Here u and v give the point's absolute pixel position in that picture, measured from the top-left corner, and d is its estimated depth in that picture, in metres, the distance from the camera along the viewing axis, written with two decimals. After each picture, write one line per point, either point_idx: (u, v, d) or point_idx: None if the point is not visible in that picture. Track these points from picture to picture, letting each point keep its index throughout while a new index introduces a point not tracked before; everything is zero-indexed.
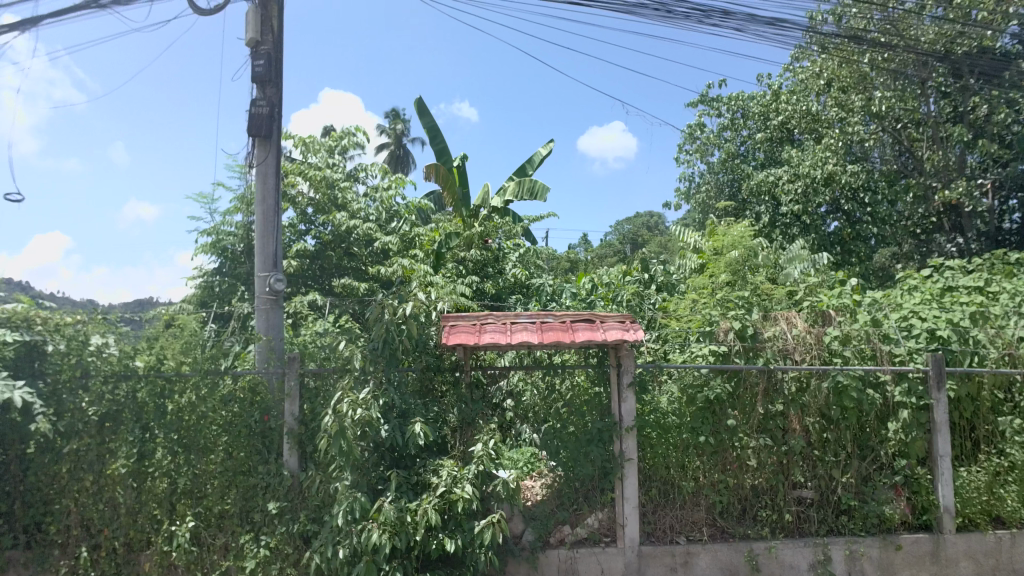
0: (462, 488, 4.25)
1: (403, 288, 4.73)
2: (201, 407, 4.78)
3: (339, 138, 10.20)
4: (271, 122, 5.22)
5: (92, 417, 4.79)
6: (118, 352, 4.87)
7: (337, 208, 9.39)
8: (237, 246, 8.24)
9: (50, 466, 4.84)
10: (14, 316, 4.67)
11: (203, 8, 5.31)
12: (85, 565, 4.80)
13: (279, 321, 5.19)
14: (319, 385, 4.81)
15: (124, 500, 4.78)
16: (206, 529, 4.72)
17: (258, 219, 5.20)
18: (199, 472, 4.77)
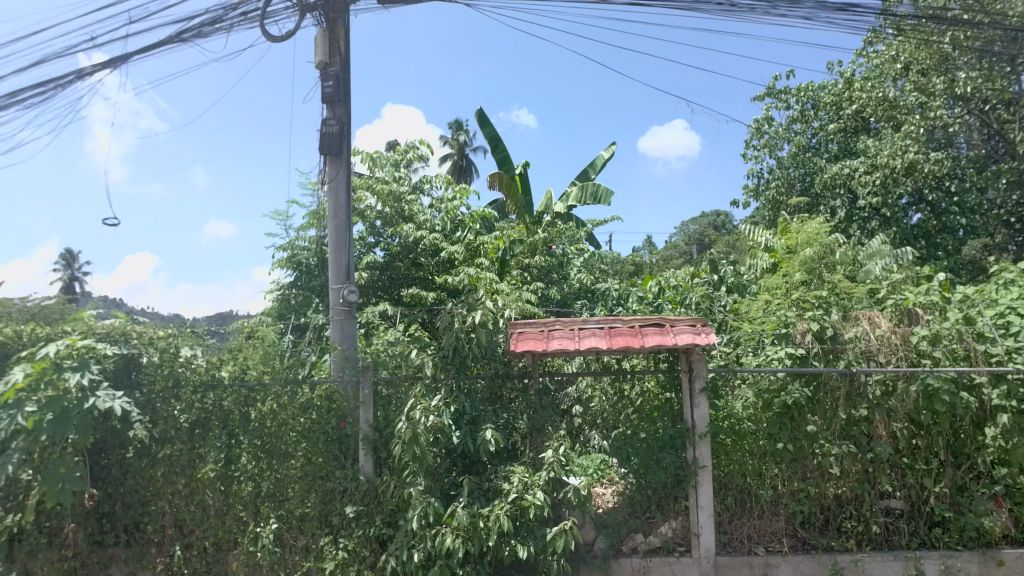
0: (533, 494, 4.26)
1: (470, 296, 4.78)
2: (281, 415, 4.99)
3: (404, 151, 10.48)
4: (341, 140, 5.42)
5: (183, 423, 5.07)
6: (205, 363, 5.15)
7: (404, 221, 9.62)
8: (311, 259, 8.60)
9: (147, 470, 5.17)
10: (113, 331, 5.13)
11: (275, 35, 5.59)
12: (179, 563, 5.10)
13: (352, 331, 5.36)
14: (391, 393, 4.94)
15: (213, 503, 5.05)
16: (288, 531, 4.91)
17: (331, 233, 5.40)
18: (281, 477, 4.98)
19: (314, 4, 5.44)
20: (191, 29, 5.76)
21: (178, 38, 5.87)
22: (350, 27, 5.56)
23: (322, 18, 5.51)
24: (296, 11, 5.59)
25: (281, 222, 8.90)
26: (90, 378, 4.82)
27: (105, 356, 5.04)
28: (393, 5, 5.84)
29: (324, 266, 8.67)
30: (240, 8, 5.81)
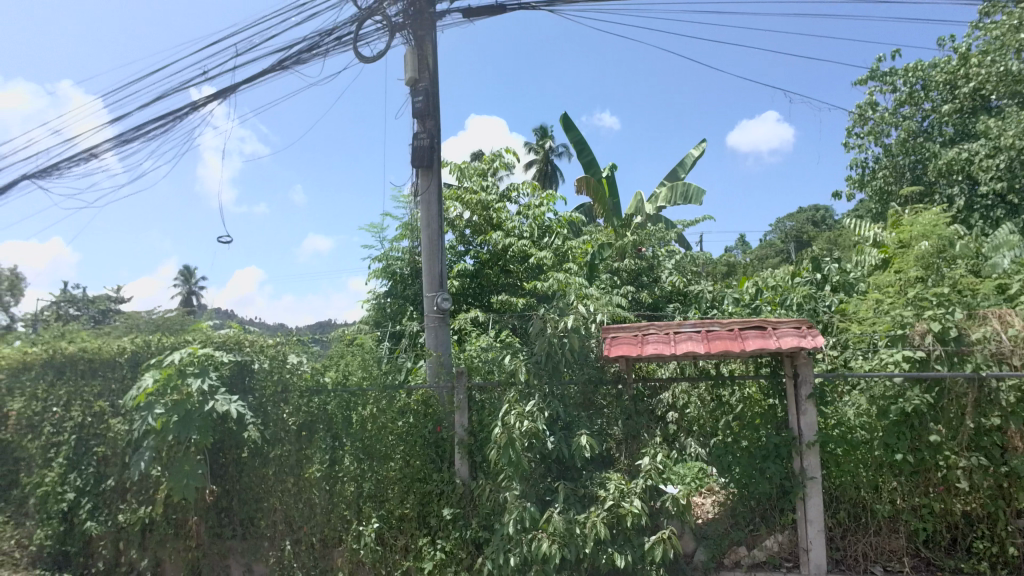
0: (630, 502, 4.17)
1: (563, 301, 4.79)
2: (381, 419, 5.18)
3: (490, 160, 10.63)
4: (432, 153, 5.59)
5: (291, 426, 5.40)
6: (310, 369, 5.44)
7: (493, 228, 9.89)
8: (405, 269, 8.92)
9: (259, 469, 5.53)
10: (229, 340, 5.56)
11: (367, 57, 5.93)
12: (290, 557, 5.43)
13: (447, 337, 5.50)
14: (485, 398, 5.01)
15: (320, 501, 5.32)
16: (388, 530, 5.09)
17: (424, 243, 5.58)
18: (381, 478, 5.16)
19: (404, 24, 5.67)
20: (291, 57, 6.19)
21: (280, 66, 6.31)
22: (437, 43, 5.74)
23: (411, 36, 5.73)
24: (386, 32, 5.86)
25: (376, 235, 9.33)
26: (209, 383, 5.25)
27: (221, 363, 5.45)
28: (478, 17, 5.96)
29: (417, 275, 8.96)
30: (335, 33, 6.16)
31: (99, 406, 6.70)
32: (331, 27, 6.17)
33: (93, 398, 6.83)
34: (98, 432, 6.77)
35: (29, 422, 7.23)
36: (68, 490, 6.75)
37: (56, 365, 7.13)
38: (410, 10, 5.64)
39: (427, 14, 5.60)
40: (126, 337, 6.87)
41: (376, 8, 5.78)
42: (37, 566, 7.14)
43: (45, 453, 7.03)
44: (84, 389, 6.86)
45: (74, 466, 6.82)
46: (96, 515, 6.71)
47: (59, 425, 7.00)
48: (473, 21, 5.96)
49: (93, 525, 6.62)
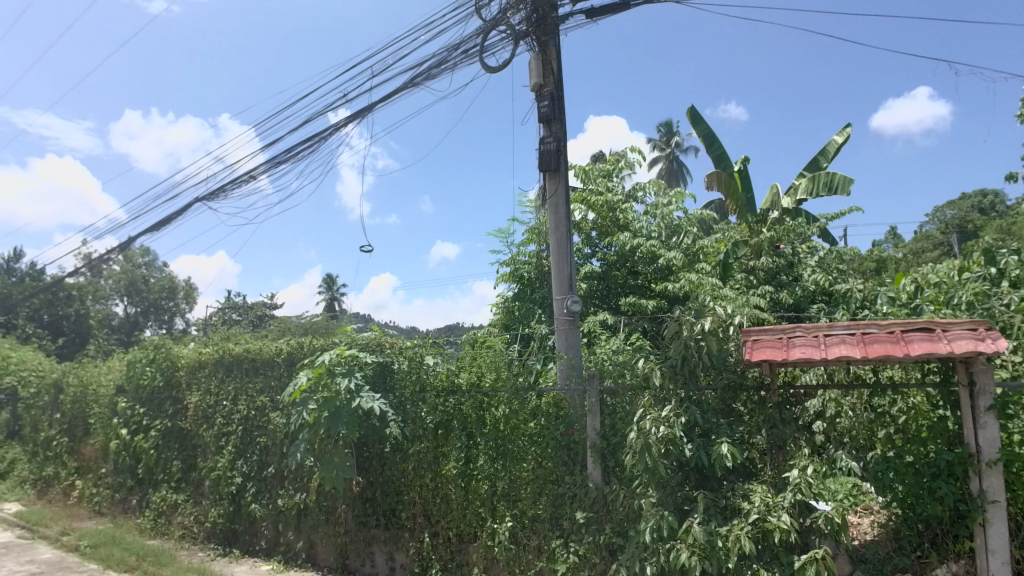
0: (777, 517, 3.95)
1: (698, 301, 4.62)
2: (514, 420, 5.34)
3: (615, 160, 10.51)
4: (559, 156, 5.67)
5: (429, 424, 5.77)
6: (446, 370, 5.74)
7: (619, 229, 9.82)
8: (532, 273, 9.12)
9: (400, 464, 5.96)
10: (371, 342, 6.07)
11: (492, 66, 6.29)
12: (428, 549, 5.72)
13: (576, 340, 5.51)
14: (616, 402, 4.95)
15: (455, 497, 5.58)
16: (522, 530, 5.19)
17: (553, 246, 5.66)
18: (514, 477, 5.30)
19: (527, 31, 5.82)
20: (423, 74, 6.57)
21: (413, 82, 6.68)
22: (561, 47, 5.83)
23: (535, 43, 5.89)
24: (510, 40, 6.02)
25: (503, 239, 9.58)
26: (355, 382, 5.77)
27: (365, 363, 5.98)
28: (601, 17, 5.94)
29: (544, 279, 9.08)
30: (461, 47, 6.44)
31: (262, 402, 7.48)
32: (458, 41, 6.47)
33: (257, 393, 7.63)
34: (260, 424, 7.56)
35: (205, 414, 8.31)
36: (236, 475, 7.68)
37: (224, 364, 8.11)
38: (534, 17, 5.77)
39: (550, 20, 5.73)
40: (282, 339, 7.63)
41: (499, 19, 5.97)
42: (213, 540, 8.13)
43: (217, 441, 8.02)
44: (248, 385, 7.72)
45: (241, 454, 7.71)
46: (259, 498, 7.50)
47: (229, 416, 7.92)
48: (596, 21, 5.95)
49: (257, 507, 7.41)
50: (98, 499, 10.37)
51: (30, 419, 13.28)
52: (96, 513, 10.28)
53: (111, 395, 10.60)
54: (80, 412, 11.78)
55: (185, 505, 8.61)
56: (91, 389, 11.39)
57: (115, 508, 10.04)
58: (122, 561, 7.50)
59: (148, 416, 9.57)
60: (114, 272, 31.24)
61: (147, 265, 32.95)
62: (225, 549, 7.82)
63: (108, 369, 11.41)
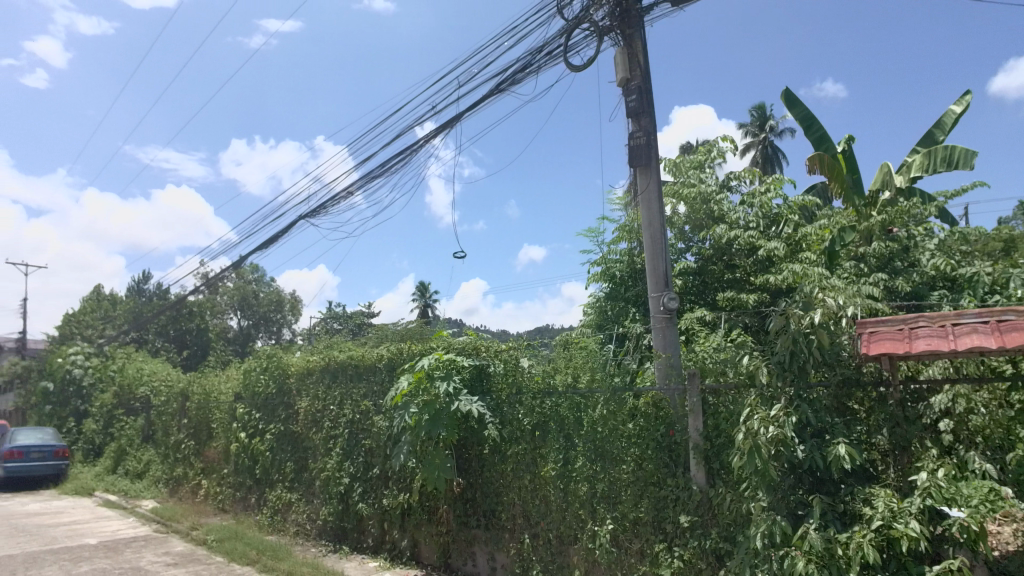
0: (904, 524, 3.66)
1: (806, 293, 4.41)
2: (612, 421, 5.31)
3: (706, 151, 10.22)
4: (650, 150, 5.66)
5: (527, 425, 5.89)
6: (541, 372, 5.90)
7: (714, 221, 9.48)
8: (624, 271, 9.04)
9: (499, 465, 6.11)
10: (468, 346, 6.38)
11: (576, 64, 6.63)
12: (529, 550, 5.79)
13: (675, 338, 5.42)
14: (719, 402, 4.80)
15: (555, 498, 5.62)
16: (623, 533, 5.14)
17: (647, 243, 5.64)
18: (614, 479, 5.26)
19: (612, 26, 5.93)
20: (508, 79, 6.91)
21: (498, 88, 7.12)
22: (646, 39, 5.87)
23: (620, 37, 5.96)
24: (594, 37, 6.13)
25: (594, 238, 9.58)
26: (453, 386, 5.98)
27: (463, 367, 6.23)
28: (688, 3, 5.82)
29: (636, 278, 9.00)
30: (545, 49, 6.73)
31: (366, 406, 7.87)
32: (541, 44, 6.73)
33: (361, 398, 8.04)
34: (364, 427, 7.95)
35: (314, 417, 8.85)
36: (344, 475, 8.12)
37: (330, 370, 8.63)
38: (617, 11, 5.87)
39: (634, 12, 5.81)
40: (382, 346, 7.99)
41: (582, 17, 6.03)
42: (324, 537, 8.62)
43: (326, 443, 8.51)
44: (353, 390, 8.16)
45: (348, 455, 8.15)
46: (365, 498, 7.88)
47: (336, 420, 8.39)
48: (683, 8, 5.83)
49: (364, 506, 7.78)
50: (222, 497, 11.30)
51: (162, 424, 14.69)
52: (220, 510, 11.20)
53: (230, 401, 11.54)
54: (204, 417, 12.90)
55: (299, 503, 9.19)
56: (213, 396, 12.44)
57: (236, 506, 10.89)
58: (244, 554, 8.13)
59: (264, 421, 10.32)
60: (229, 288, 33.99)
61: (256, 281, 35.56)
62: (335, 545, 8.29)
63: (226, 378, 12.41)
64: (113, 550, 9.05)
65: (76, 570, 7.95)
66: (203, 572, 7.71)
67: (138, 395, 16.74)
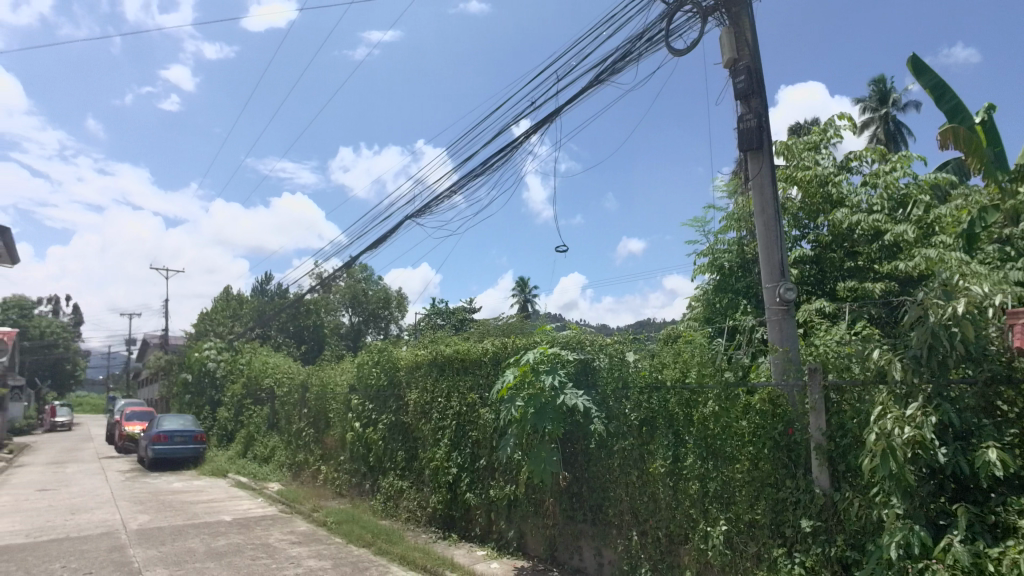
0: None
1: (945, 280, 4.02)
2: (724, 418, 5.14)
3: (822, 131, 9.53)
4: (761, 133, 5.46)
5: (634, 420, 5.82)
6: (646, 367, 5.83)
7: (833, 205, 8.88)
8: (733, 262, 8.67)
9: (605, 460, 6.09)
10: (571, 340, 6.41)
11: (678, 49, 6.49)
12: (637, 547, 5.73)
13: (792, 331, 5.18)
14: (843, 400, 4.49)
15: (664, 496, 5.52)
16: (738, 535, 4.96)
17: (760, 231, 5.41)
18: (727, 478, 5.09)
19: (716, 5, 5.75)
20: (608, 69, 7.15)
21: (598, 78, 7.36)
22: (754, 15, 5.61)
23: (726, 16, 5.75)
24: (698, 18, 5.98)
25: (701, 229, 9.31)
26: (559, 379, 6.07)
27: (567, 361, 6.29)
28: None
29: (747, 268, 8.62)
30: (646, 36, 6.72)
31: (473, 398, 8.12)
32: (642, 30, 6.72)
33: (467, 390, 8.30)
34: (471, 419, 8.21)
35: (423, 409, 9.25)
36: (452, 466, 8.43)
37: (437, 364, 8.98)
38: None
39: None
40: (486, 341, 8.22)
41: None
42: (433, 524, 8.99)
43: (435, 434, 8.87)
44: (459, 383, 8.45)
45: (456, 446, 8.45)
46: (473, 488, 8.12)
47: (444, 412, 8.72)
48: None
49: (472, 496, 8.02)
50: (339, 482, 12.11)
51: (286, 413, 15.95)
52: (338, 494, 12.01)
53: (346, 393, 12.31)
54: (322, 407, 13.86)
55: (410, 491, 9.63)
56: (329, 387, 13.33)
57: (353, 491, 11.61)
58: (361, 537, 8.67)
59: (376, 411, 10.92)
60: (340, 287, 36.19)
61: (365, 280, 37.55)
62: (444, 532, 8.61)
63: (341, 371, 13.25)
64: (246, 528, 9.95)
65: (215, 543, 8.86)
66: (324, 551, 8.32)
67: (264, 386, 18.25)
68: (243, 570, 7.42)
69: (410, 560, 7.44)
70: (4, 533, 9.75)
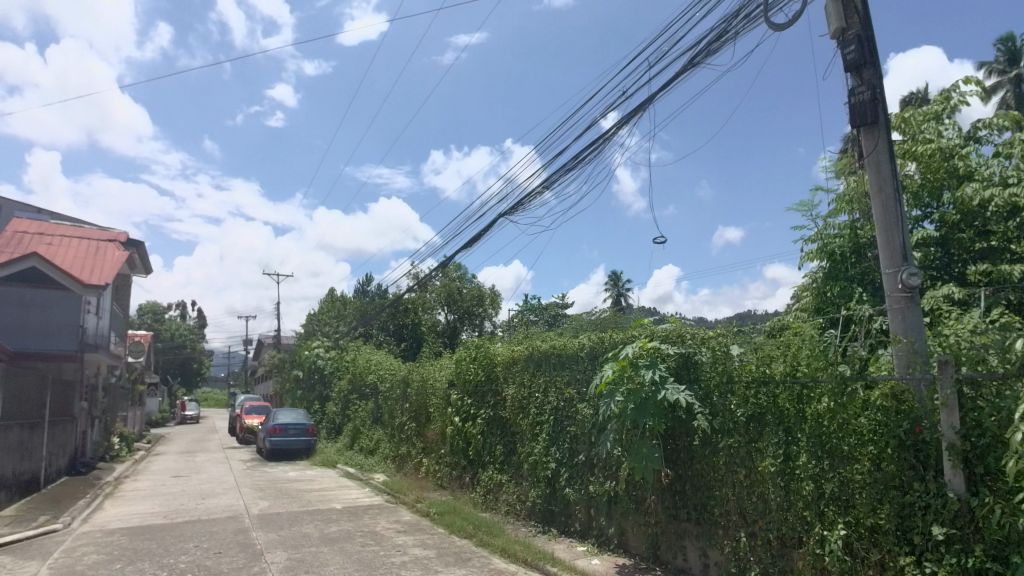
0: None
1: None
2: (840, 415, 4.84)
3: (944, 99, 8.68)
4: (876, 106, 5.06)
5: (741, 417, 5.61)
6: (752, 361, 5.61)
7: (960, 180, 8.06)
8: (845, 247, 8.11)
9: (710, 457, 5.91)
10: (671, 334, 6.29)
11: (778, 23, 6.17)
12: (745, 549, 5.51)
13: (917, 320, 4.78)
14: (980, 395, 4.10)
15: (775, 497, 5.27)
16: (859, 540, 4.65)
17: (877, 213, 5.04)
18: (846, 480, 4.78)
19: None
20: (703, 51, 6.94)
21: (693, 62, 7.17)
22: None
23: None
24: None
25: (807, 214, 8.80)
26: (659, 374, 5.95)
27: (668, 355, 6.17)
28: None
29: (862, 253, 8.03)
30: (742, 14, 6.47)
31: (570, 393, 8.15)
32: (738, 8, 6.48)
33: (565, 385, 8.33)
34: (569, 414, 8.24)
35: (521, 404, 9.39)
36: (551, 460, 8.50)
37: (534, 360, 9.10)
38: None
39: None
40: (583, 336, 8.22)
41: None
42: (532, 518, 9.11)
43: (533, 429, 8.99)
44: (556, 377, 8.50)
45: (554, 441, 8.51)
46: (572, 483, 8.14)
47: (542, 406, 8.82)
48: None
49: (571, 491, 8.04)
50: (440, 474, 12.56)
51: (389, 407, 16.74)
52: (440, 486, 12.46)
53: (445, 388, 12.75)
54: (422, 402, 14.41)
55: (509, 484, 9.81)
56: (429, 383, 13.86)
57: (453, 483, 12.00)
58: (462, 528, 8.96)
59: (475, 406, 11.23)
60: (436, 287, 37.42)
61: (459, 278, 38.58)
62: (544, 526, 8.69)
63: (440, 367, 13.72)
64: (355, 516, 10.56)
65: (328, 530, 9.49)
66: (428, 541, 8.68)
67: (369, 382, 19.25)
68: (354, 555, 7.90)
69: (511, 553, 7.59)
70: (148, 514, 10.96)
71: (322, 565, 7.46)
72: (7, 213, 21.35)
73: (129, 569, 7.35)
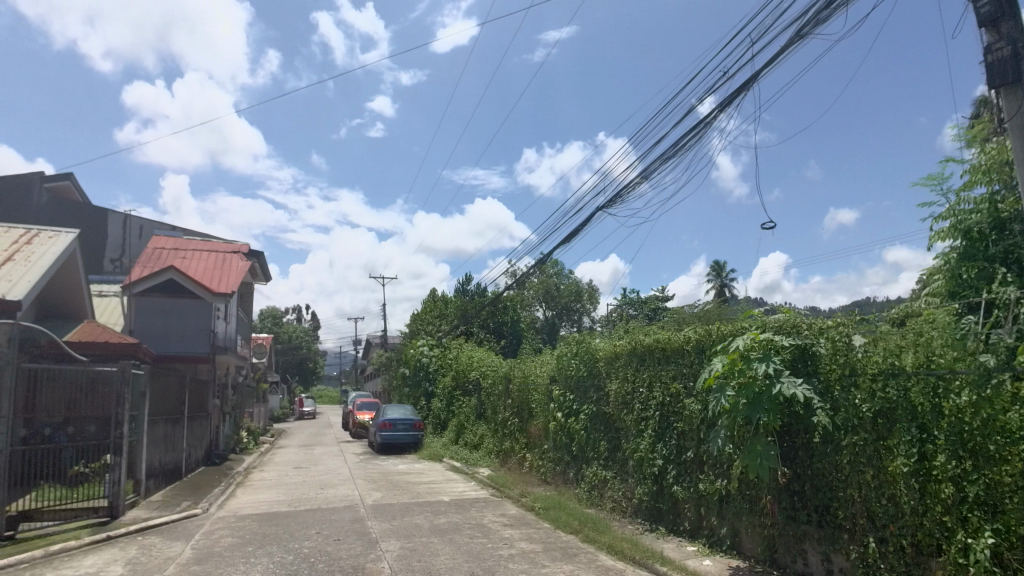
0: None
1: None
2: (984, 410, 4.40)
3: None
4: (1019, 63, 4.52)
5: (866, 413, 5.22)
6: (878, 352, 5.24)
7: None
8: (984, 224, 7.28)
9: (832, 456, 5.53)
10: (785, 324, 5.96)
11: None
12: (875, 556, 5.12)
13: None
14: None
15: (908, 500, 4.84)
16: (1010, 550, 4.22)
17: None
18: (993, 482, 4.34)
19: None
20: (812, 21, 6.53)
21: (800, 33, 6.77)
22: None
23: None
24: None
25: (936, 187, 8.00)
26: (773, 367, 5.65)
27: (782, 347, 5.82)
28: None
29: (1005, 229, 7.19)
30: None
31: (676, 388, 7.97)
32: None
33: (670, 380, 8.15)
34: (676, 409, 8.04)
35: (625, 400, 9.30)
36: (657, 457, 8.34)
37: (638, 355, 8.98)
38: None
39: None
40: (687, 329, 7.99)
41: None
42: (639, 515, 8.98)
43: (638, 424, 8.87)
44: (662, 372, 8.32)
45: (661, 437, 8.34)
46: (680, 481, 7.94)
47: (646, 402, 8.67)
48: None
49: (679, 489, 7.84)
50: (544, 469, 12.70)
51: (492, 403, 17.15)
52: (544, 481, 12.60)
53: (547, 384, 12.85)
54: (525, 398, 14.61)
55: (614, 481, 9.73)
56: (531, 379, 14.04)
57: (557, 478, 12.09)
58: (568, 523, 9.02)
59: (577, 402, 11.24)
60: (534, 283, 37.75)
61: (556, 274, 38.71)
62: (652, 524, 8.55)
63: (541, 362, 13.85)
64: (463, 509, 10.93)
65: (438, 521, 9.89)
66: (534, 535, 8.81)
67: (471, 378, 19.83)
68: (462, 547, 8.18)
69: (618, 550, 7.53)
70: (275, 501, 11.99)
71: (432, 555, 7.79)
72: (149, 232, 24.11)
73: (261, 552, 8.09)
